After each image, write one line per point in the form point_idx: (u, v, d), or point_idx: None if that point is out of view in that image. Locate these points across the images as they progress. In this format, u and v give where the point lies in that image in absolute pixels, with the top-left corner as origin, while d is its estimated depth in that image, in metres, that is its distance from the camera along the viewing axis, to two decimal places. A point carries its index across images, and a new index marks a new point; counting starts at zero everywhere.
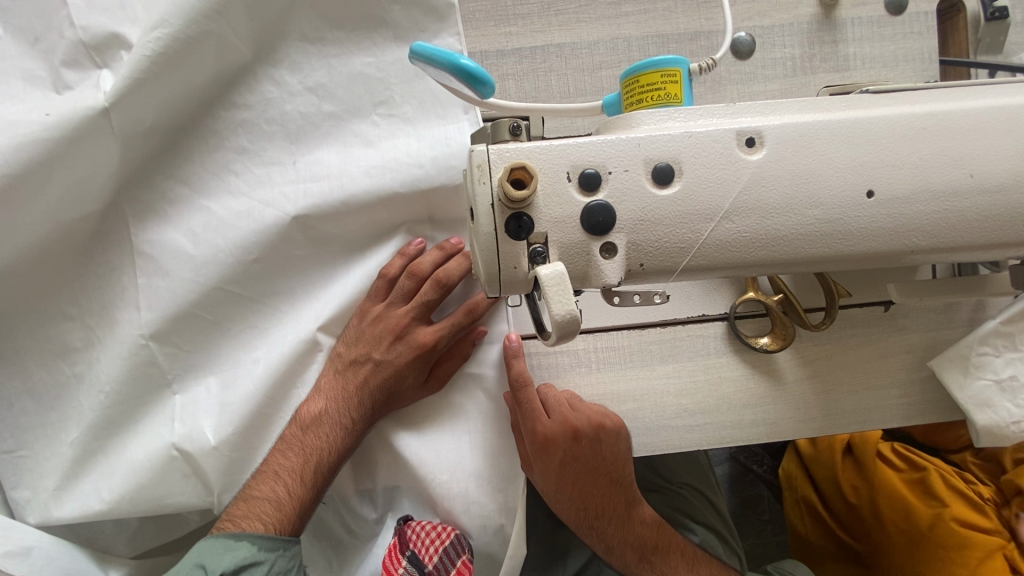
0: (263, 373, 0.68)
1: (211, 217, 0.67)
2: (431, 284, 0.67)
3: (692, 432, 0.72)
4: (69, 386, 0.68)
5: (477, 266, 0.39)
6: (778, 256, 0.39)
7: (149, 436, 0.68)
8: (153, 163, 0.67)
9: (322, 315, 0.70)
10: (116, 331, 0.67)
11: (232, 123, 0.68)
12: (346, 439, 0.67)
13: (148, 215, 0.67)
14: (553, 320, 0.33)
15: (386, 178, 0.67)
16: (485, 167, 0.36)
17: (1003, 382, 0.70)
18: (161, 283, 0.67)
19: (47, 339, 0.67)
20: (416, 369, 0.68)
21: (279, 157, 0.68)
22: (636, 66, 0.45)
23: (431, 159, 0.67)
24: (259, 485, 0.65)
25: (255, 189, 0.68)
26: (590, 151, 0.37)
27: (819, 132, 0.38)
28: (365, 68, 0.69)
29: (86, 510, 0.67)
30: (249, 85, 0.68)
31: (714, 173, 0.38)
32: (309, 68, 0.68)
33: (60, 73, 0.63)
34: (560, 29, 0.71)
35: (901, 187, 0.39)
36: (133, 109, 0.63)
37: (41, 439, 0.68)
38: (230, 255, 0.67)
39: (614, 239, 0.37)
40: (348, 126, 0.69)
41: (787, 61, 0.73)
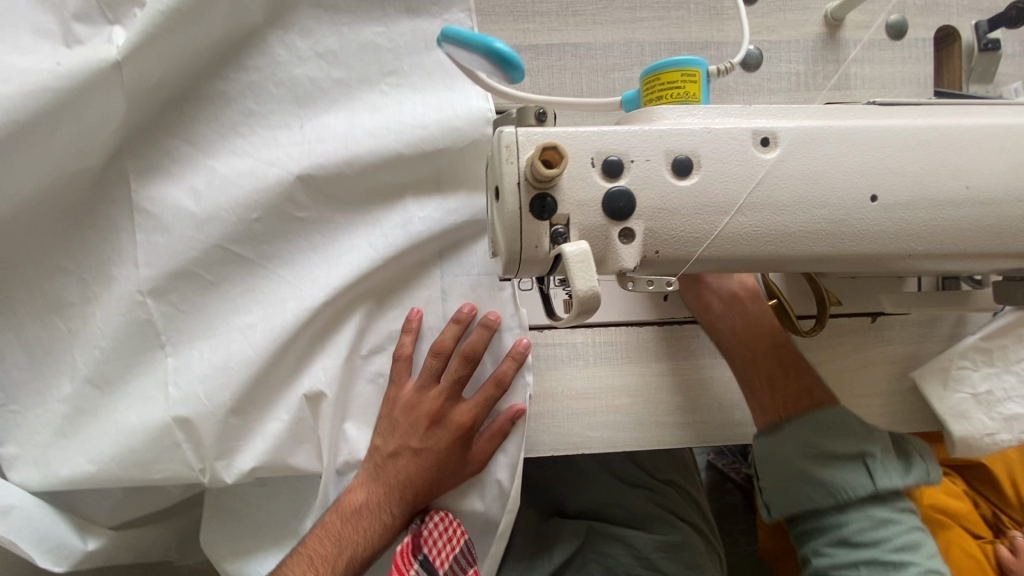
0: (261, 338, 0.67)
1: (214, 175, 0.67)
2: (460, 361, 0.69)
3: (682, 429, 0.75)
4: (63, 343, 0.68)
5: (499, 243, 0.41)
6: (785, 252, 0.41)
7: (141, 397, 0.67)
8: (162, 121, 0.67)
9: (324, 282, 0.68)
10: (113, 288, 0.67)
11: (241, 85, 0.68)
12: (387, 530, 0.69)
13: (151, 173, 0.67)
14: (575, 296, 0.34)
15: (389, 139, 0.68)
16: (514, 148, 0.38)
17: (980, 396, 0.74)
18: (160, 240, 0.66)
19: (44, 293, 0.67)
20: (453, 452, 0.70)
21: (286, 121, 0.69)
22: (657, 65, 0.46)
23: (436, 122, 0.68)
24: (293, 566, 0.67)
25: (261, 150, 0.68)
26: (614, 140, 0.38)
27: (826, 133, 0.40)
28: (375, 37, 0.70)
29: (72, 468, 0.67)
30: (259, 47, 0.68)
31: (730, 169, 0.39)
32: (320, 34, 0.69)
33: (71, 28, 0.62)
34: (577, 29, 0.73)
35: (902, 193, 0.41)
36: (143, 62, 0.62)
37: (32, 395, 0.68)
38: (231, 214, 0.66)
39: (633, 225, 0.39)
40: (356, 93, 0.70)
41: (792, 76, 0.76)
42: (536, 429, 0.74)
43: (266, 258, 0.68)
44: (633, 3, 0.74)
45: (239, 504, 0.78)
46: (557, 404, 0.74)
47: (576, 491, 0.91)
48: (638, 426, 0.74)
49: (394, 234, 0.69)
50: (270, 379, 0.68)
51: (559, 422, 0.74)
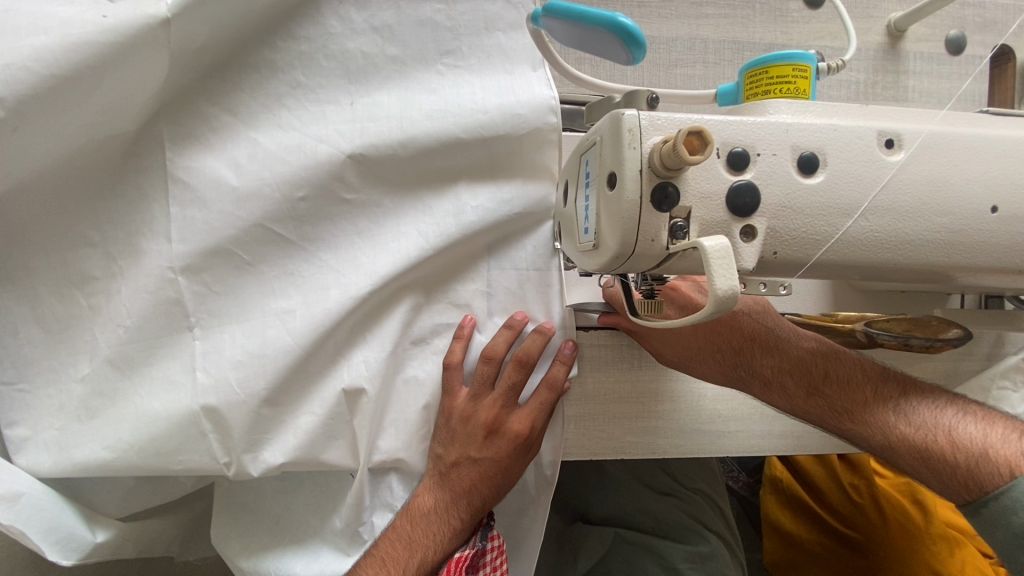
0: (299, 325, 0.63)
1: (257, 149, 0.63)
2: (513, 365, 0.66)
3: (722, 437, 0.74)
4: (83, 319, 0.63)
5: (605, 235, 0.38)
6: (902, 261, 0.39)
7: (165, 382, 0.62)
8: (204, 88, 0.62)
9: (369, 269, 0.64)
10: (141, 263, 0.62)
11: (291, 56, 0.64)
12: (456, 536, 0.66)
13: (188, 142, 0.62)
14: (713, 295, 0.31)
15: (447, 122, 0.64)
16: (636, 132, 0.35)
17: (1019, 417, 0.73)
18: (197, 215, 0.62)
19: (64, 265, 0.62)
20: (514, 457, 0.67)
21: (336, 96, 0.65)
22: (764, 58, 0.44)
23: (496, 107, 0.65)
24: (366, 568, 0.66)
25: (309, 125, 0.64)
26: (740, 131, 0.36)
27: (952, 139, 0.39)
28: (434, 15, 0.66)
29: (87, 454, 0.62)
30: (311, 17, 0.64)
31: (856, 169, 0.37)
32: (377, 7, 0.65)
33: None
34: (642, 21, 0.71)
35: (1023, 205, 0.39)
36: (191, 23, 0.58)
37: (46, 374, 0.63)
38: (275, 191, 0.62)
39: (755, 222, 0.36)
40: (410, 71, 0.66)
41: (851, 85, 0.76)
42: (576, 431, 0.71)
43: (309, 240, 0.64)
44: None
45: (260, 500, 0.74)
46: (598, 406, 0.72)
47: (600, 497, 0.88)
48: (681, 434, 0.73)
49: (445, 223, 0.66)
50: (307, 369, 0.64)
51: (599, 425, 0.72)
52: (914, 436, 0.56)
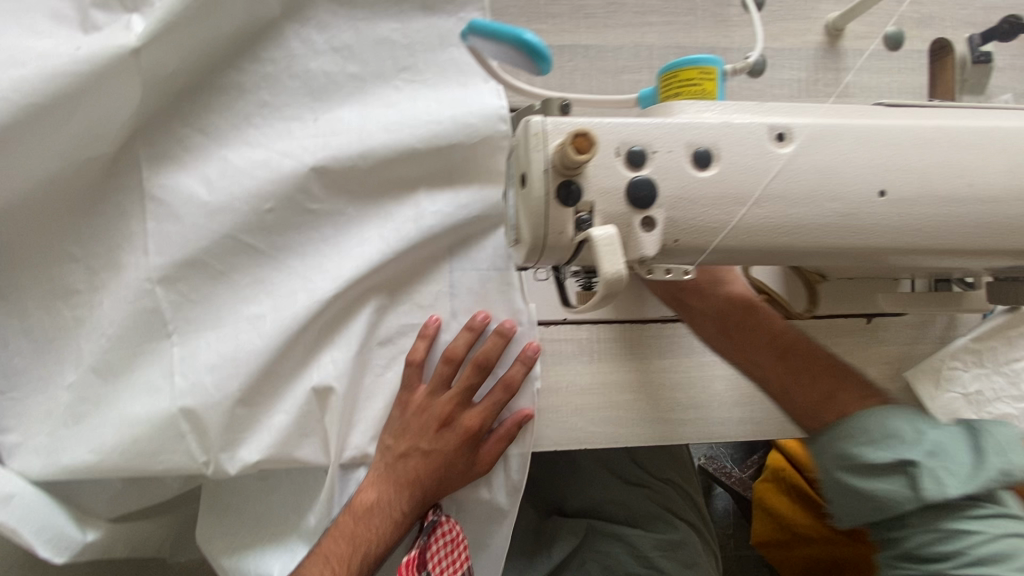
0: (270, 329, 0.67)
1: (227, 165, 0.67)
2: (472, 366, 0.70)
3: (682, 424, 0.77)
4: (69, 330, 0.67)
5: (522, 230, 0.42)
6: (799, 243, 0.43)
7: (146, 387, 0.66)
8: (175, 110, 0.67)
9: (335, 273, 0.68)
10: (121, 275, 0.67)
11: (257, 77, 0.68)
12: (397, 529, 0.70)
13: (162, 161, 0.66)
14: (604, 279, 0.35)
15: (404, 134, 0.68)
16: (541, 135, 0.39)
17: (971, 395, 0.77)
18: (172, 229, 0.66)
19: (51, 280, 0.67)
20: (463, 454, 0.71)
21: (300, 113, 0.69)
22: (675, 63, 0.48)
23: (450, 118, 0.69)
24: (309, 566, 0.69)
25: (275, 141, 0.68)
26: (637, 131, 0.40)
27: (839, 130, 0.42)
28: (390, 34, 0.70)
29: (73, 457, 0.66)
30: (275, 41, 0.69)
31: (748, 162, 0.41)
32: (337, 29, 0.70)
33: (89, 14, 0.63)
34: (588, 31, 0.75)
35: (909, 189, 0.43)
36: (160, 51, 0.63)
37: (36, 383, 0.67)
38: (244, 204, 0.66)
39: (654, 214, 0.40)
40: (369, 87, 0.71)
41: (794, 83, 0.79)
42: (540, 424, 0.74)
43: (278, 249, 0.69)
44: (643, 7, 0.76)
45: (242, 499, 0.77)
46: (560, 399, 0.75)
47: (576, 489, 0.92)
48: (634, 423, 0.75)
49: (405, 228, 0.70)
50: (279, 370, 0.68)
51: (563, 417, 0.75)
52: None
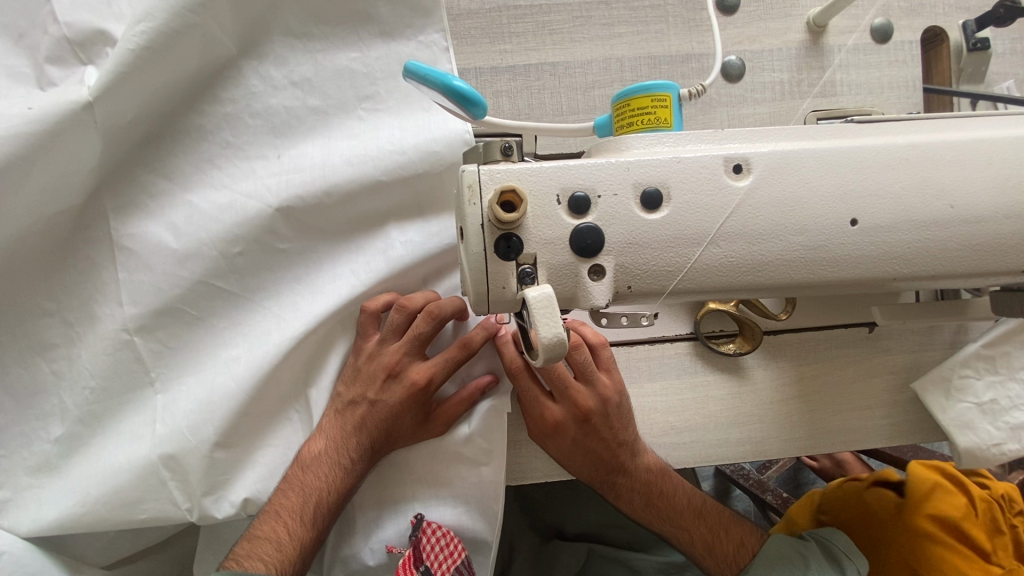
0: (245, 371, 0.66)
1: (193, 210, 0.66)
2: (424, 317, 0.66)
3: (678, 449, 0.72)
4: (49, 384, 0.66)
5: (467, 283, 0.40)
6: (764, 280, 0.40)
7: (129, 438, 0.66)
8: (138, 157, 0.65)
9: (309, 312, 0.67)
10: (96, 327, 0.66)
11: (218, 118, 0.67)
12: (345, 478, 0.66)
13: (128, 210, 0.65)
14: (541, 343, 0.33)
15: (368, 166, 0.67)
16: (476, 188, 0.37)
17: (985, 405, 0.72)
18: (143, 277, 0.65)
19: (24, 336, 0.65)
20: (413, 407, 0.67)
21: (264, 151, 0.68)
22: (627, 90, 0.45)
23: (415, 146, 0.68)
24: (262, 524, 0.64)
25: (239, 182, 0.67)
26: (580, 174, 0.37)
27: (801, 156, 0.39)
28: (349, 63, 0.69)
29: (59, 512, 0.65)
30: (234, 79, 0.67)
31: (702, 199, 0.38)
32: (295, 62, 0.68)
33: (44, 69, 0.62)
34: (555, 48, 0.72)
35: (883, 217, 0.40)
36: (117, 101, 0.61)
37: (19, 439, 0.66)
38: (212, 248, 0.66)
39: (602, 261, 0.38)
40: (332, 121, 0.69)
41: (775, 86, 0.74)
42: (528, 458, 0.70)
43: (248, 291, 0.68)
44: (610, 19, 0.73)
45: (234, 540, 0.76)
46: None
47: (577, 513, 0.90)
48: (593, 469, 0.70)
49: (376, 263, 0.69)
50: (258, 412, 0.68)
51: None
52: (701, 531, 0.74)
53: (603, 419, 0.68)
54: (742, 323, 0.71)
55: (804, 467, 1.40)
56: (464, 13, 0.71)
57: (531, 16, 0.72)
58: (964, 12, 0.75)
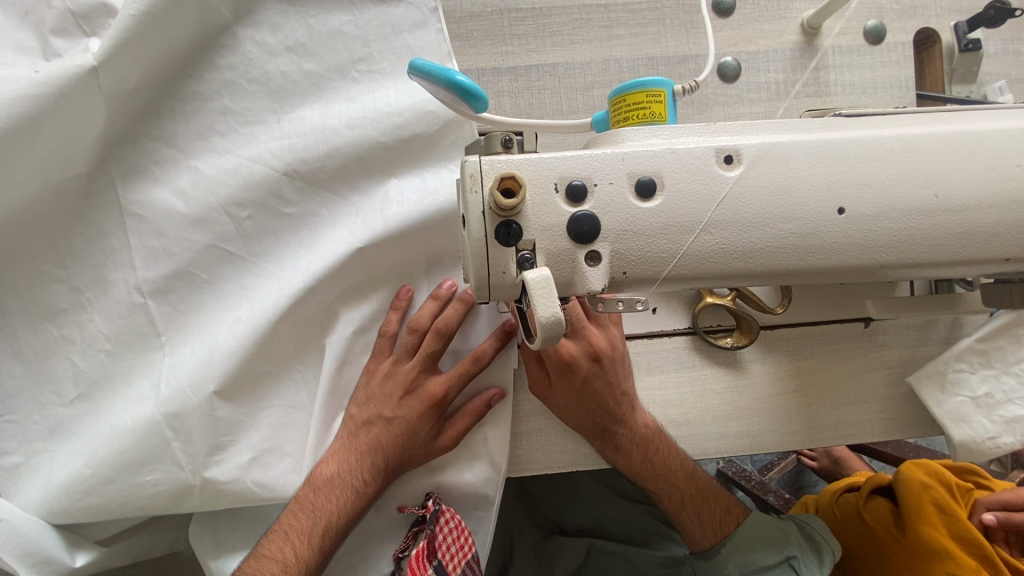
0: (245, 328, 0.67)
1: (199, 175, 0.67)
2: (436, 336, 0.68)
3: (676, 443, 0.73)
4: (60, 349, 0.67)
5: (467, 271, 0.41)
6: (754, 267, 0.41)
7: (136, 399, 0.67)
8: (143, 123, 0.67)
9: (308, 270, 0.68)
10: (107, 293, 0.67)
11: (216, 85, 0.68)
12: (357, 500, 0.66)
13: (135, 176, 0.67)
14: (539, 322, 0.35)
15: (367, 128, 0.68)
16: (477, 177, 0.38)
17: (978, 399, 0.73)
18: (154, 242, 0.67)
19: (35, 301, 0.66)
20: (426, 425, 0.68)
21: (263, 116, 0.68)
22: (624, 86, 0.47)
23: (410, 107, 0.69)
24: (270, 544, 0.64)
25: (241, 147, 0.68)
26: (577, 164, 0.39)
27: (790, 147, 0.41)
28: (342, 26, 0.69)
29: (66, 472, 0.66)
30: (230, 47, 0.68)
31: (694, 188, 0.40)
32: (288, 27, 0.69)
33: (49, 41, 0.64)
34: (554, 49, 0.74)
35: (869, 205, 0.41)
36: (119, 66, 0.63)
37: (31, 403, 0.67)
38: (220, 213, 0.67)
39: (598, 247, 0.39)
40: (329, 83, 0.70)
41: (771, 86, 0.76)
42: (529, 448, 0.71)
43: (258, 253, 0.69)
44: (609, 21, 0.75)
45: None
46: (546, 421, 0.72)
47: (576, 508, 0.91)
48: (594, 416, 0.70)
49: (372, 222, 0.68)
50: (261, 369, 0.69)
51: (551, 440, 0.71)
52: (693, 494, 0.75)
53: (611, 364, 0.69)
54: (739, 316, 0.72)
55: (805, 469, 1.41)
56: (467, 16, 0.73)
57: (532, 18, 0.74)
58: (957, 14, 0.77)
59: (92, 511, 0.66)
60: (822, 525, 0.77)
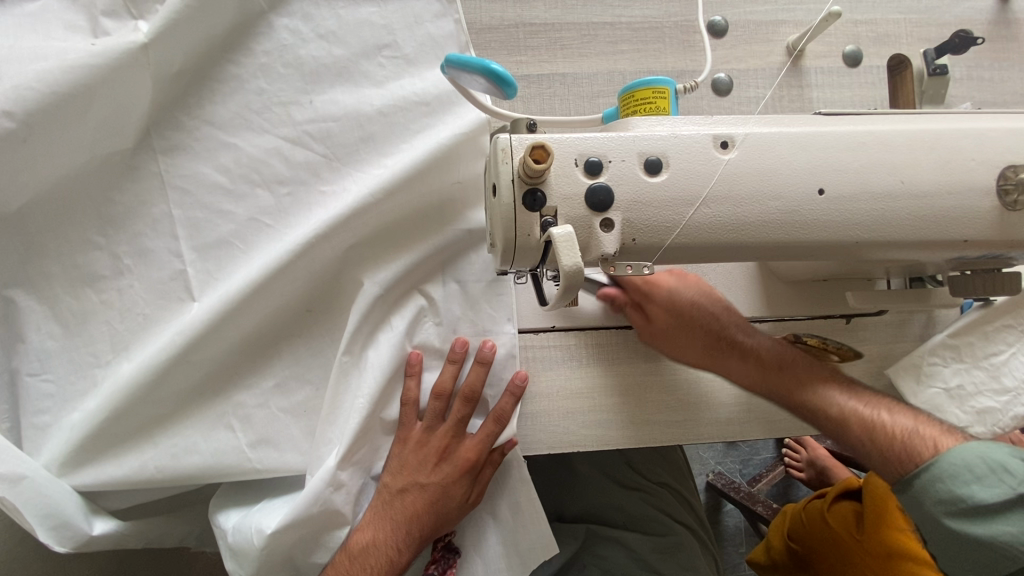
0: (255, 274, 0.70)
1: (239, 153, 0.73)
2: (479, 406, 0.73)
3: (673, 427, 0.78)
4: (97, 313, 0.71)
5: (495, 234, 0.47)
6: (746, 239, 0.47)
7: (150, 348, 0.70)
8: (187, 102, 0.73)
9: (319, 220, 0.71)
10: (147, 259, 0.72)
11: (252, 68, 0.74)
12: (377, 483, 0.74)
13: (177, 152, 0.72)
14: (563, 271, 0.40)
15: (396, 115, 0.75)
16: (508, 151, 0.44)
17: (953, 390, 0.76)
18: (196, 213, 0.72)
19: (76, 266, 0.70)
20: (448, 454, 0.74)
21: (295, 97, 0.74)
22: (631, 84, 0.53)
23: (436, 97, 0.75)
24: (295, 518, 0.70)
25: (277, 126, 0.73)
26: (594, 144, 0.45)
27: (779, 138, 0.47)
28: (369, 16, 0.76)
29: (83, 425, 0.69)
30: (265, 33, 0.74)
31: (695, 167, 0.46)
32: (320, 18, 0.75)
33: (99, 22, 0.69)
34: (565, 61, 0.81)
35: (846, 187, 0.47)
36: (168, 47, 0.69)
37: (65, 363, 0.70)
38: (256, 189, 0.73)
39: (612, 215, 0.45)
40: (355, 68, 0.75)
41: (760, 100, 0.84)
42: (532, 427, 0.76)
43: (287, 227, 0.73)
44: (614, 38, 0.82)
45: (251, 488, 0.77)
46: (551, 404, 0.76)
47: (574, 496, 0.93)
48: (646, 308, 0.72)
49: (381, 174, 0.73)
50: (281, 328, 0.74)
51: (554, 421, 0.76)
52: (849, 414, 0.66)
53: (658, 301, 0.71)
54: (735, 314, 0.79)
55: (793, 483, 1.46)
56: (486, 28, 0.81)
57: (545, 32, 0.81)
58: (926, 42, 0.86)
59: (119, 464, 0.70)
60: (966, 451, 0.59)
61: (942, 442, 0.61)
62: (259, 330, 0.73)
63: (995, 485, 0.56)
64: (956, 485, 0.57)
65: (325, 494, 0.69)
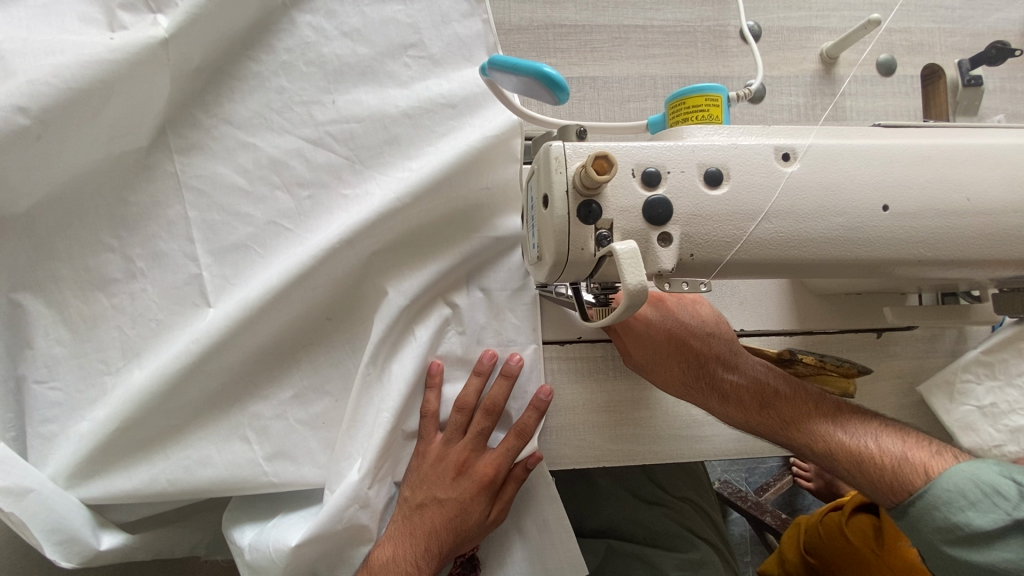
0: (274, 281, 0.67)
1: (258, 153, 0.70)
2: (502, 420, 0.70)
3: (703, 442, 0.75)
4: (108, 318, 0.68)
5: (546, 247, 0.45)
6: (805, 256, 0.45)
7: (163, 356, 0.67)
8: (205, 99, 0.70)
9: (342, 225, 0.68)
10: (161, 263, 0.69)
11: (273, 65, 0.71)
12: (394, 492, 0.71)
13: (194, 151, 0.69)
14: (627, 289, 0.38)
15: (422, 117, 0.72)
16: (562, 160, 0.42)
17: (986, 408, 0.72)
18: (213, 216, 0.69)
19: (87, 269, 0.67)
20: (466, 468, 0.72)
21: (318, 97, 0.71)
22: (682, 90, 0.51)
23: (463, 100, 0.73)
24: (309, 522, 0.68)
25: (299, 126, 0.71)
26: (652, 154, 0.43)
27: (843, 150, 0.45)
28: (394, 14, 0.73)
29: (92, 436, 0.66)
30: (288, 29, 0.71)
31: (755, 179, 0.44)
32: (344, 15, 0.72)
33: (116, 14, 0.66)
34: (595, 64, 0.79)
35: (910, 203, 0.45)
36: (187, 42, 0.66)
37: (74, 370, 0.67)
38: (276, 191, 0.70)
39: (670, 229, 0.43)
40: (380, 67, 0.72)
41: (792, 108, 0.82)
42: (557, 442, 0.74)
43: (308, 231, 0.70)
44: (645, 41, 0.80)
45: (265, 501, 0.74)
46: (576, 416, 0.74)
47: (593, 510, 0.91)
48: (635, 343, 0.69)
49: (407, 177, 0.70)
50: (299, 335, 0.72)
51: (580, 435, 0.74)
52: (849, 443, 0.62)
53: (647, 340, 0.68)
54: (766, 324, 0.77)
55: (800, 492, 1.45)
56: (515, 28, 0.78)
57: (574, 34, 0.79)
58: None
59: (129, 476, 0.67)
60: (958, 472, 0.55)
61: (932, 468, 0.58)
62: (276, 338, 0.70)
63: (991, 505, 0.52)
64: (950, 512, 0.54)
65: (347, 511, 0.66)
